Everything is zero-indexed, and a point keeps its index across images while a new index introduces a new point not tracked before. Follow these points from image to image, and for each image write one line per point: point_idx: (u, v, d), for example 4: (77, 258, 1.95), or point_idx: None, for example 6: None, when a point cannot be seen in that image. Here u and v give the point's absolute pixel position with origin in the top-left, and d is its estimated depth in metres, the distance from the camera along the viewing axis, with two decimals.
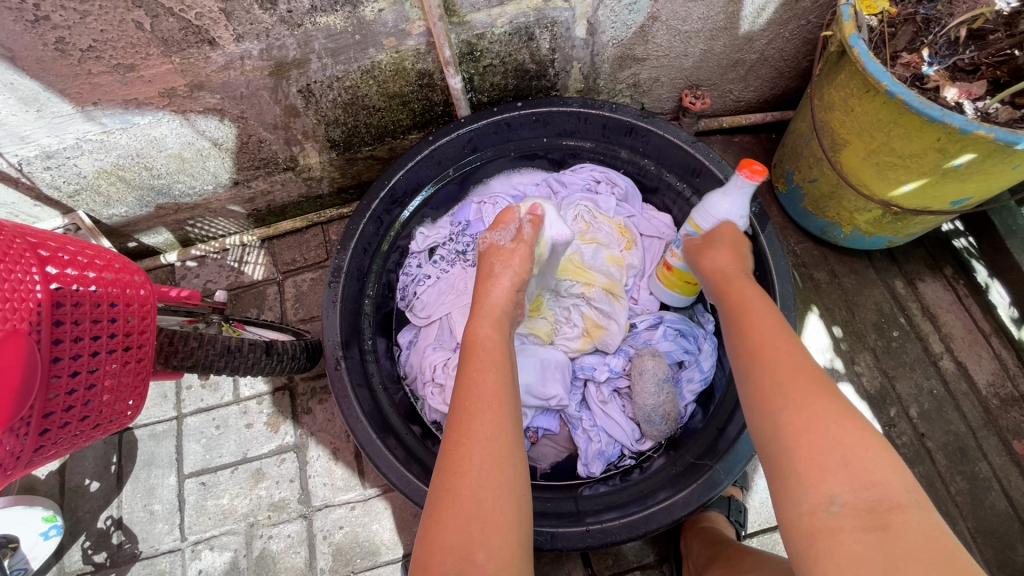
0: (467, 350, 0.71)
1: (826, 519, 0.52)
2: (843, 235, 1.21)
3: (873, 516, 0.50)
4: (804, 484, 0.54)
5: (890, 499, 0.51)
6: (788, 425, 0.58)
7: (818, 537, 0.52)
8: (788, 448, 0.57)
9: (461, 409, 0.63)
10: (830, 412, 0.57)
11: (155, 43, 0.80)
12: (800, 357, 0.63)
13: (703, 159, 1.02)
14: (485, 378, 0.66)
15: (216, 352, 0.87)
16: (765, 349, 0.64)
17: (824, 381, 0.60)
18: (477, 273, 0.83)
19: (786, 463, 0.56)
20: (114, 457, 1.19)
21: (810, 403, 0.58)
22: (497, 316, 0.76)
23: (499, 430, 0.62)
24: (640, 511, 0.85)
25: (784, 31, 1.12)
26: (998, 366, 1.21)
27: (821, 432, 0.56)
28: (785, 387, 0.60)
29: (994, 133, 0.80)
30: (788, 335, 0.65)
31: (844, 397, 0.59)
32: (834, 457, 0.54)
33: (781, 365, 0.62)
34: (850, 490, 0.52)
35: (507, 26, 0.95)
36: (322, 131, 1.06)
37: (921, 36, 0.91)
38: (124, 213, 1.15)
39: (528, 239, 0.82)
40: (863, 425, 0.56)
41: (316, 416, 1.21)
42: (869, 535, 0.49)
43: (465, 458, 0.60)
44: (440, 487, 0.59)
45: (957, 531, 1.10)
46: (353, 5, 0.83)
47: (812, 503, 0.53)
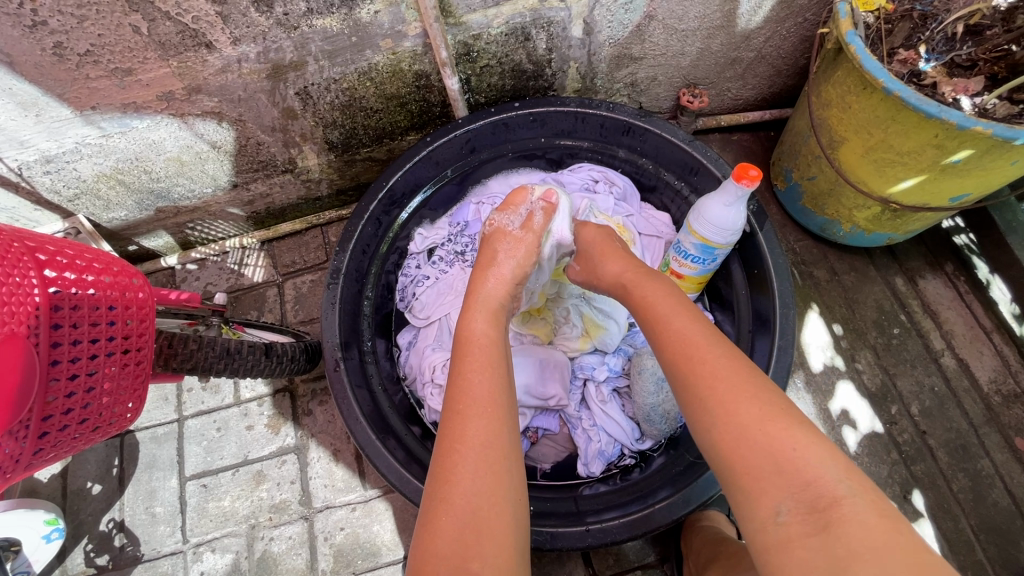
0: (460, 346, 0.71)
1: (776, 533, 0.51)
2: (842, 233, 1.20)
3: (814, 518, 0.49)
4: (748, 500, 0.53)
5: (826, 495, 0.50)
6: (719, 440, 0.56)
7: (773, 553, 0.50)
8: (726, 463, 0.55)
9: (452, 411, 0.64)
10: (753, 415, 0.55)
11: (153, 46, 0.81)
12: (718, 358, 0.60)
13: (701, 157, 1.02)
14: (478, 379, 0.66)
15: (215, 354, 0.87)
16: (682, 361, 0.61)
17: (742, 380, 0.58)
18: (480, 256, 0.84)
19: (727, 478, 0.55)
20: (115, 460, 1.19)
21: (730, 410, 0.56)
22: (493, 310, 0.76)
23: (492, 434, 0.62)
24: (640, 511, 0.85)
25: (782, 29, 1.12)
26: (1000, 363, 1.21)
27: (750, 441, 0.54)
28: (707, 401, 0.58)
29: (992, 129, 0.79)
30: (700, 335, 0.63)
31: (765, 390, 0.57)
32: (766, 465, 0.53)
33: (701, 375, 0.59)
34: (789, 496, 0.51)
35: (504, 26, 0.95)
36: (320, 133, 1.07)
37: (918, 32, 0.91)
38: (124, 216, 1.16)
39: (537, 227, 0.85)
40: (787, 420, 0.55)
41: (317, 418, 1.22)
42: (815, 541, 0.48)
43: (457, 462, 0.60)
44: (431, 494, 0.60)
45: (959, 529, 1.09)
46: (349, 7, 0.83)
47: (760, 519, 0.52)
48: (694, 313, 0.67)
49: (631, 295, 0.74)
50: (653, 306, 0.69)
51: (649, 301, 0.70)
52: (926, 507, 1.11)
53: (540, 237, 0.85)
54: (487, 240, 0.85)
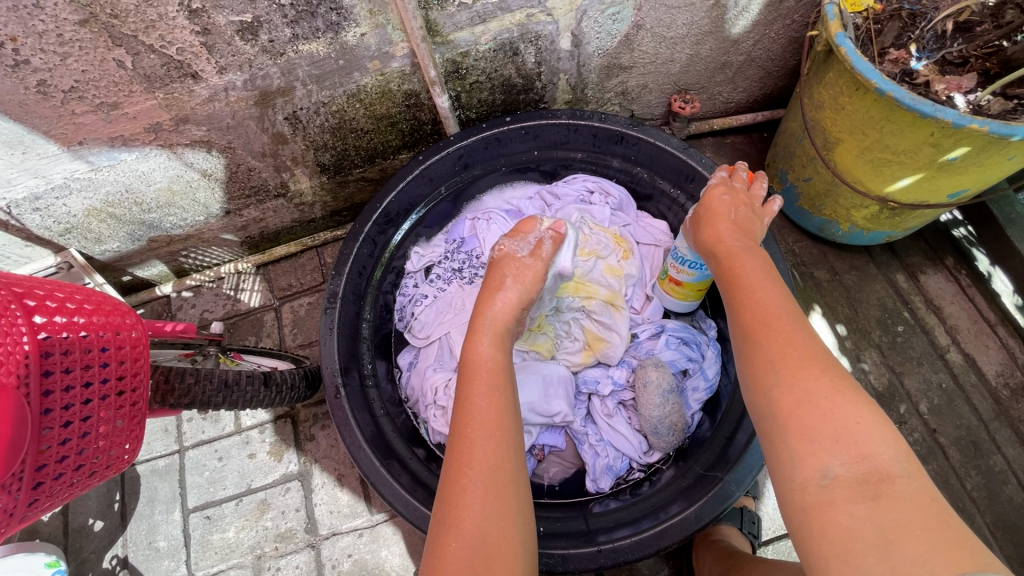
0: (467, 370, 0.71)
1: (819, 494, 0.53)
2: (841, 232, 1.20)
3: (864, 488, 0.51)
4: (797, 457, 0.55)
5: (882, 470, 0.52)
6: (779, 400, 0.58)
7: (814, 514, 0.53)
8: (781, 423, 0.58)
9: (461, 432, 0.63)
10: (822, 385, 0.57)
11: (138, 79, 0.80)
12: (797, 333, 0.62)
13: (697, 165, 1.01)
14: (485, 402, 0.66)
15: (213, 387, 0.86)
16: (758, 324, 0.64)
17: (816, 355, 0.60)
18: (486, 282, 0.82)
19: (779, 438, 0.58)
20: (117, 494, 1.17)
21: (800, 377, 0.58)
22: (499, 334, 0.76)
23: (499, 454, 0.61)
24: (652, 528, 0.84)
25: (770, 31, 1.12)
26: (1006, 355, 1.20)
27: (811, 405, 0.56)
28: (776, 363, 0.60)
29: (987, 127, 0.78)
30: (781, 310, 0.65)
31: (837, 370, 0.59)
32: (826, 431, 0.55)
33: (775, 341, 0.62)
34: (842, 462, 0.53)
35: (491, 42, 0.94)
36: (311, 156, 1.06)
37: (908, 31, 0.89)
38: (117, 248, 1.14)
39: (544, 256, 0.84)
40: (855, 399, 0.57)
41: (319, 443, 1.20)
42: (861, 505, 0.50)
43: (465, 487, 0.59)
44: (440, 519, 0.58)
45: (975, 528, 1.07)
46: (335, 31, 0.82)
47: (805, 479, 0.54)
48: (782, 287, 0.69)
49: (729, 259, 0.75)
50: (740, 275, 0.71)
51: (741, 269, 0.72)
52: None
53: (547, 266, 0.84)
54: (495, 264, 0.84)
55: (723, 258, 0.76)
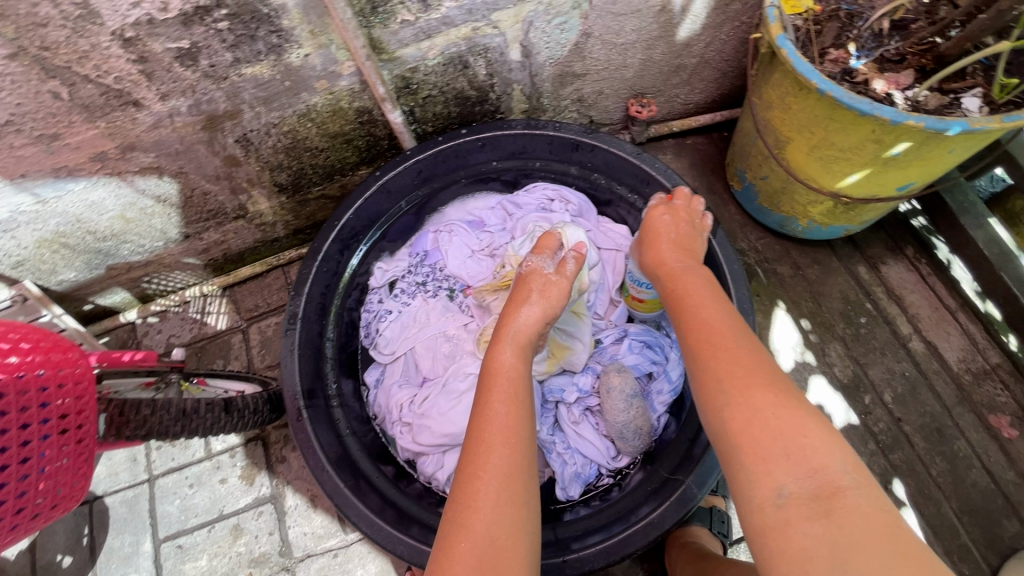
0: (488, 377, 0.73)
1: (775, 514, 0.53)
2: (800, 228, 1.22)
3: (817, 505, 0.52)
4: (753, 479, 0.55)
5: (832, 484, 0.53)
6: (731, 421, 0.59)
7: (771, 534, 0.53)
8: (734, 442, 0.58)
9: (476, 437, 0.65)
10: (768, 401, 0.58)
11: (77, 110, 0.79)
12: (745, 351, 0.64)
13: (651, 169, 1.03)
14: (503, 410, 0.67)
15: (171, 417, 0.85)
16: (705, 345, 0.65)
17: (763, 370, 0.61)
18: (513, 294, 0.85)
19: (734, 458, 0.58)
20: (85, 528, 1.15)
21: (746, 394, 0.59)
22: (521, 344, 0.78)
23: (512, 462, 0.62)
24: (619, 534, 0.85)
25: (720, 34, 1.13)
26: (967, 341, 1.22)
27: (761, 422, 0.57)
28: (724, 383, 0.61)
29: (924, 122, 0.80)
30: (728, 327, 0.67)
31: (781, 383, 0.60)
32: (777, 447, 0.55)
33: (721, 361, 0.63)
34: (795, 480, 0.53)
35: (440, 57, 0.94)
36: (267, 177, 1.05)
37: (846, 31, 0.91)
38: (74, 278, 1.13)
39: (569, 273, 0.88)
40: (801, 412, 0.58)
41: (291, 464, 1.19)
42: (815, 523, 0.51)
43: (478, 489, 0.60)
44: (452, 518, 0.60)
45: (942, 514, 1.09)
46: (277, 53, 0.81)
47: (761, 498, 0.54)
48: (726, 305, 0.71)
49: (672, 281, 0.78)
50: (685, 295, 0.74)
51: (685, 290, 0.75)
52: (908, 495, 1.11)
53: (572, 283, 0.88)
54: (523, 278, 0.87)
55: (668, 281, 0.79)
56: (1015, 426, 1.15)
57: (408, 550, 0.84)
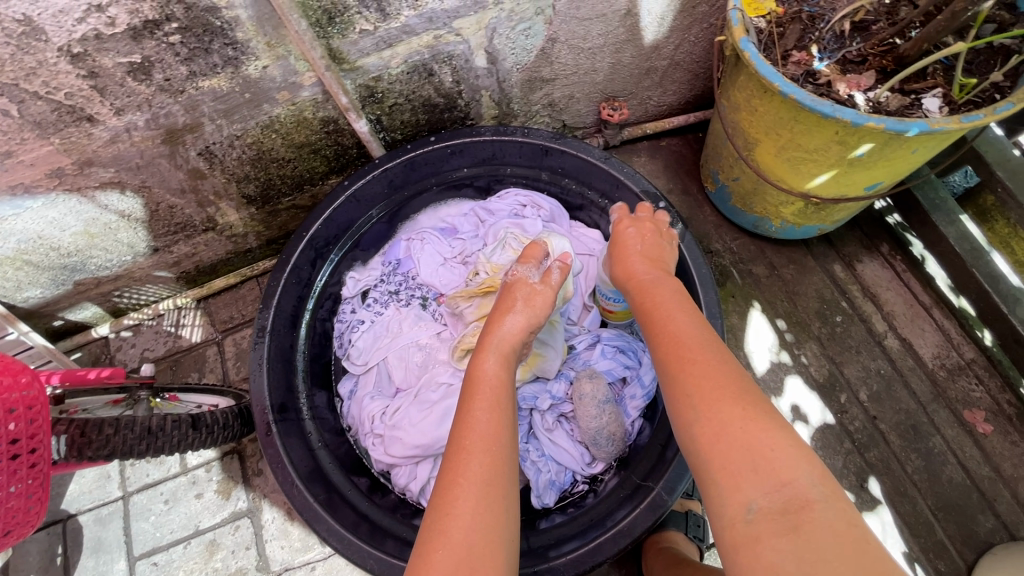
0: (470, 386, 0.72)
1: (746, 529, 0.52)
2: (774, 228, 1.22)
3: (785, 519, 0.51)
4: (723, 494, 0.55)
5: (800, 497, 0.52)
6: (701, 435, 0.59)
7: (742, 549, 0.52)
8: (705, 458, 0.58)
9: (457, 443, 0.64)
10: (736, 415, 0.58)
11: (29, 127, 0.77)
12: (716, 364, 0.63)
13: (619, 174, 1.03)
14: (485, 416, 0.66)
15: (136, 436, 0.83)
16: (674, 358, 0.65)
17: (733, 383, 0.61)
18: (499, 303, 0.85)
19: (706, 473, 0.58)
20: (59, 548, 1.13)
21: (714, 409, 0.59)
22: (505, 353, 0.77)
23: (492, 470, 0.61)
24: (593, 541, 0.84)
25: (689, 36, 1.13)
26: (942, 337, 1.23)
27: (731, 436, 0.57)
28: (693, 398, 0.61)
29: (884, 124, 0.80)
30: (698, 339, 0.66)
31: (751, 396, 0.60)
32: (746, 461, 0.55)
33: (690, 374, 0.63)
34: (765, 494, 0.53)
35: (403, 65, 0.93)
36: (234, 189, 1.04)
37: (809, 33, 0.91)
38: (41, 294, 1.11)
39: (553, 282, 0.87)
40: (769, 425, 0.58)
41: (268, 477, 1.18)
42: (784, 538, 0.50)
43: (457, 495, 0.59)
44: (430, 524, 0.58)
45: (917, 511, 1.10)
46: (234, 65, 0.80)
47: (732, 514, 0.54)
48: (695, 317, 0.71)
49: (641, 293, 0.78)
50: (655, 307, 0.74)
51: (654, 302, 0.74)
52: (884, 493, 1.11)
53: (556, 293, 0.87)
54: (508, 288, 0.87)
55: (638, 293, 0.78)
56: (990, 421, 1.16)
57: (378, 565, 0.83)
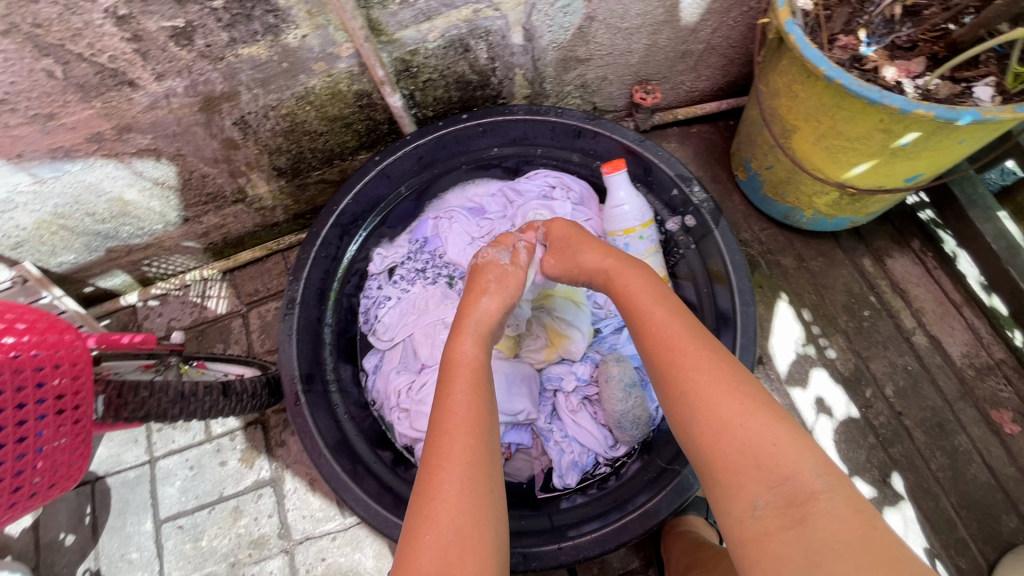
0: (448, 370, 0.70)
1: (754, 526, 0.54)
2: (805, 219, 1.20)
3: (791, 513, 0.52)
4: (727, 493, 0.56)
5: (803, 491, 0.53)
6: (700, 434, 0.58)
7: (751, 546, 0.53)
8: (703, 455, 0.58)
9: (438, 429, 0.63)
10: (734, 409, 0.58)
11: (72, 89, 0.78)
12: (704, 356, 0.62)
13: (652, 157, 1.01)
14: (464, 399, 0.65)
15: (169, 399, 0.85)
16: (664, 353, 0.64)
17: (727, 375, 0.61)
18: (469, 287, 0.82)
19: (708, 471, 0.58)
20: (87, 508, 1.16)
21: (710, 405, 0.59)
22: (482, 335, 0.75)
23: (475, 454, 0.61)
24: (617, 521, 0.85)
25: (727, 19, 1.11)
26: (971, 336, 1.21)
27: (732, 435, 0.57)
28: (687, 393, 0.60)
29: (933, 111, 0.78)
30: (684, 331, 0.65)
31: (752, 389, 0.60)
32: (747, 459, 0.55)
33: (681, 369, 0.62)
34: (769, 492, 0.54)
35: (440, 39, 0.92)
36: (266, 161, 1.04)
37: (857, 17, 0.89)
38: (74, 260, 1.13)
39: (523, 263, 0.85)
40: (769, 418, 0.57)
41: (291, 448, 1.20)
42: (789, 531, 0.52)
43: (442, 480, 0.59)
44: (416, 511, 0.58)
45: (941, 508, 1.09)
46: (274, 33, 0.80)
47: (738, 512, 0.55)
48: (679, 308, 0.69)
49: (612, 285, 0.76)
50: (632, 296, 0.72)
51: (630, 290, 0.73)
52: (906, 489, 1.10)
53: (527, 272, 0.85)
54: (478, 270, 0.84)
55: (616, 275, 0.76)
56: (1018, 422, 1.14)
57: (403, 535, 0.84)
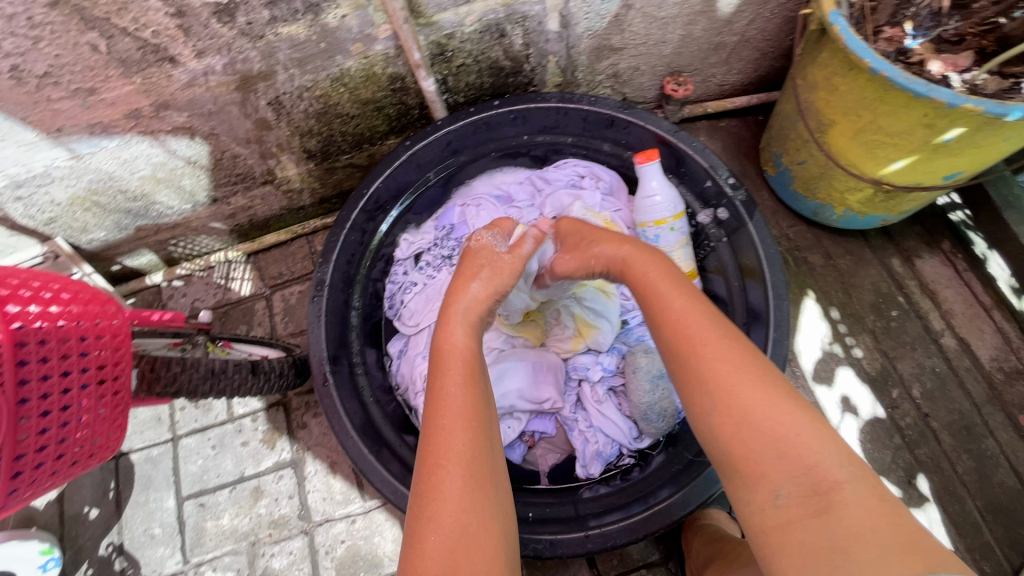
0: (439, 362, 0.67)
1: (776, 515, 0.53)
2: (835, 216, 1.18)
3: (815, 502, 0.52)
4: (749, 483, 0.55)
5: (828, 480, 0.52)
6: (720, 425, 0.57)
7: (773, 534, 0.53)
8: (724, 445, 0.57)
9: (435, 424, 0.61)
10: (757, 398, 0.56)
11: (114, 64, 0.78)
12: (725, 345, 0.60)
13: (686, 148, 1.00)
14: (459, 393, 0.63)
15: (200, 375, 0.85)
16: (684, 342, 0.61)
17: (749, 363, 0.59)
18: (459, 273, 0.77)
19: (728, 461, 0.57)
20: (111, 483, 1.18)
21: (732, 396, 0.56)
22: (472, 325, 0.72)
23: (474, 449, 0.60)
24: (642, 512, 0.85)
25: (764, 11, 1.09)
26: (1001, 340, 1.19)
27: (754, 425, 0.55)
28: (708, 382, 0.58)
29: (983, 106, 0.76)
30: (704, 318, 0.62)
31: (773, 378, 0.58)
32: (770, 449, 0.54)
33: (701, 358, 0.59)
34: (792, 481, 0.53)
35: (477, 24, 0.92)
36: (297, 142, 1.04)
37: (904, 8, 0.87)
38: (104, 237, 1.14)
39: (522, 252, 0.79)
40: (792, 407, 0.56)
41: (312, 431, 1.21)
42: (815, 521, 0.51)
43: (443, 479, 0.58)
44: (418, 512, 0.57)
45: (966, 511, 1.08)
46: (314, 13, 0.80)
47: (759, 501, 0.54)
48: (694, 294, 0.66)
49: (627, 271, 0.72)
50: (648, 281, 0.68)
51: (645, 275, 0.69)
52: (932, 491, 1.09)
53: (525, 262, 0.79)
54: (471, 256, 0.78)
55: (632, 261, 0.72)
56: None
57: None
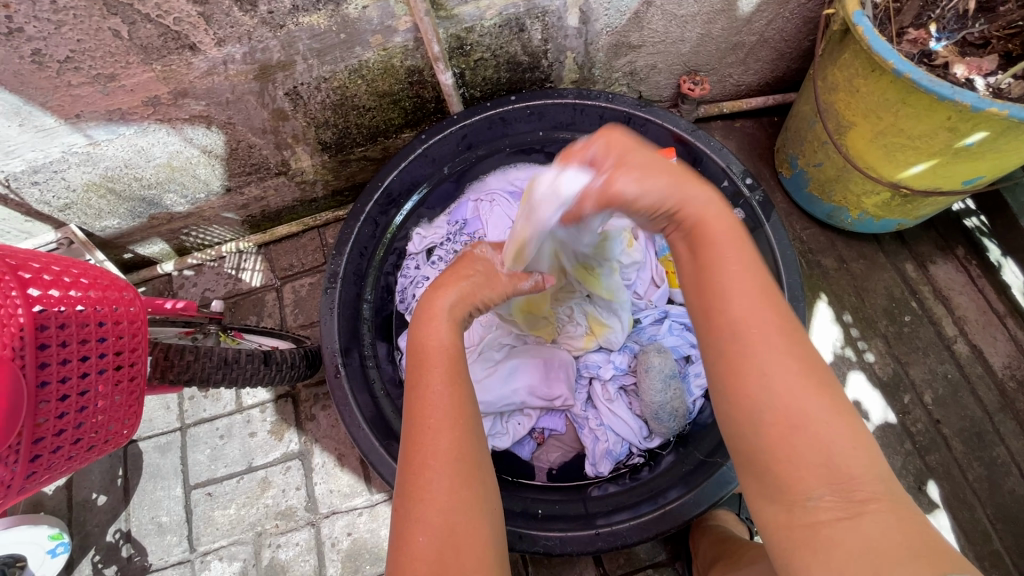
0: (420, 359, 0.63)
1: (804, 516, 0.49)
2: (850, 219, 1.17)
3: (851, 508, 0.48)
4: (782, 481, 0.50)
5: (865, 490, 0.49)
6: (768, 419, 0.50)
7: (799, 534, 0.49)
8: (764, 439, 0.51)
9: (419, 424, 0.59)
10: (811, 396, 0.50)
11: (135, 51, 0.78)
12: (785, 335, 0.52)
13: (703, 147, 1.00)
14: (443, 390, 0.61)
15: (214, 364, 0.85)
16: (742, 325, 0.52)
17: (804, 358, 0.52)
18: (452, 281, 0.71)
19: (759, 456, 0.51)
20: (120, 470, 1.18)
21: (788, 390, 0.50)
22: (457, 320, 0.67)
23: (460, 447, 0.58)
24: (652, 512, 0.84)
25: (784, 11, 1.09)
26: (1014, 348, 1.18)
27: (804, 425, 0.49)
28: (765, 372, 0.51)
29: (1007, 110, 0.76)
30: (768, 300, 0.53)
31: (825, 377, 0.52)
32: (816, 452, 0.49)
33: (762, 345, 0.51)
34: (831, 487, 0.49)
35: (497, 17, 0.92)
36: (312, 134, 1.04)
37: (928, 10, 0.87)
38: (117, 225, 1.14)
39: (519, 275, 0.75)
40: (842, 410, 0.51)
41: (320, 423, 1.21)
42: (848, 527, 0.48)
43: (429, 480, 0.56)
44: (405, 513, 0.55)
45: (975, 519, 1.07)
46: (335, 3, 0.80)
47: (790, 500, 0.50)
48: (757, 265, 0.56)
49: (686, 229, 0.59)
50: (709, 246, 0.57)
51: (709, 240, 0.57)
52: (941, 497, 1.08)
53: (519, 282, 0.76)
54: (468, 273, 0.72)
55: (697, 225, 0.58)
56: None
57: None
